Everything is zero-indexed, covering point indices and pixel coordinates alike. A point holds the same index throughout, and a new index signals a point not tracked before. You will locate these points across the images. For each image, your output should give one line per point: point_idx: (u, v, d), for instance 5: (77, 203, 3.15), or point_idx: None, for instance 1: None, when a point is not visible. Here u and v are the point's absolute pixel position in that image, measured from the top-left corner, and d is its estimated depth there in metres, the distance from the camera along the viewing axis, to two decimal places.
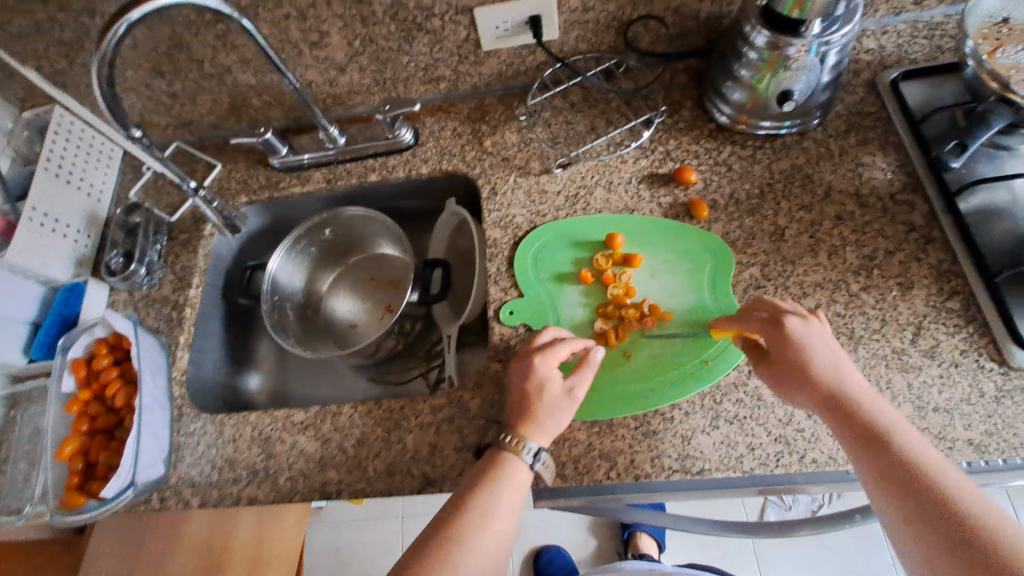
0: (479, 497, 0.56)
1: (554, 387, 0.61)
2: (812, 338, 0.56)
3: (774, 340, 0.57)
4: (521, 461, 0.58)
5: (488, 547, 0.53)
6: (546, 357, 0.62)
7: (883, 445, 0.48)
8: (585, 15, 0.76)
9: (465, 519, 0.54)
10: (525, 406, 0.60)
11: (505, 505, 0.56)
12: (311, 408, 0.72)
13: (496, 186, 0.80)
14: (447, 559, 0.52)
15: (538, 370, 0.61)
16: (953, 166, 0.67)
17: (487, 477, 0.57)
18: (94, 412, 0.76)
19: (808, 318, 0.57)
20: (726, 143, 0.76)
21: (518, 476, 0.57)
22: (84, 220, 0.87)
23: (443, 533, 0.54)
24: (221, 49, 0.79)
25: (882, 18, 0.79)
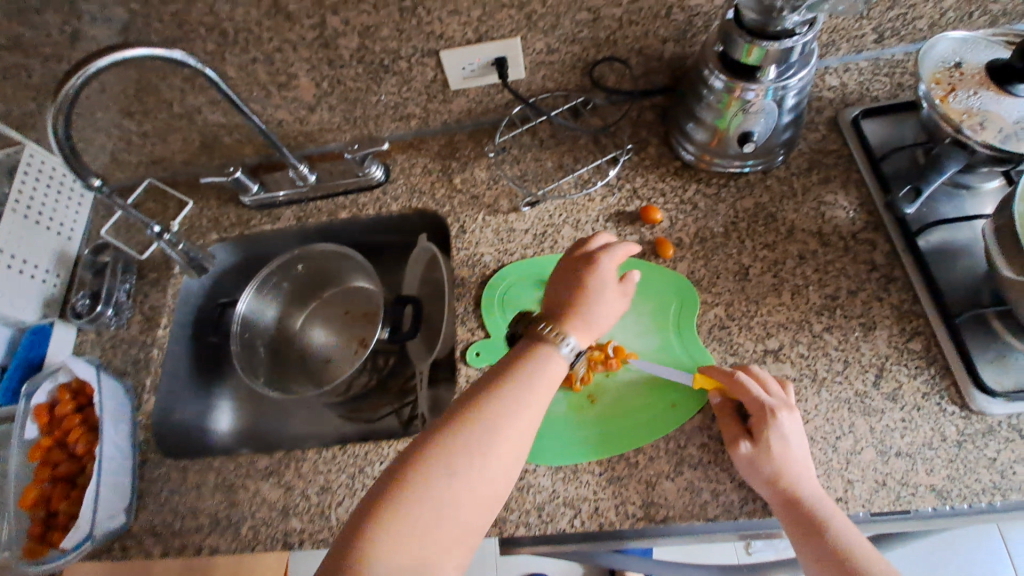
0: (511, 382, 0.53)
1: (608, 289, 0.61)
2: (793, 435, 0.57)
3: (758, 426, 0.58)
4: (558, 352, 0.56)
5: (517, 435, 0.50)
6: (608, 257, 0.62)
7: (825, 535, 0.52)
8: (550, 56, 0.77)
9: (497, 400, 0.51)
10: (573, 299, 0.60)
11: (538, 395, 0.53)
12: (275, 454, 0.71)
13: (465, 224, 0.81)
14: (475, 437, 0.49)
15: (600, 267, 0.62)
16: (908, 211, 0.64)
17: (520, 365, 0.55)
18: (55, 459, 0.75)
19: (793, 413, 0.58)
20: (691, 181, 0.77)
21: (552, 365, 0.55)
22: (53, 260, 0.87)
23: (471, 409, 0.51)
24: (190, 91, 0.79)
25: (845, 56, 0.80)
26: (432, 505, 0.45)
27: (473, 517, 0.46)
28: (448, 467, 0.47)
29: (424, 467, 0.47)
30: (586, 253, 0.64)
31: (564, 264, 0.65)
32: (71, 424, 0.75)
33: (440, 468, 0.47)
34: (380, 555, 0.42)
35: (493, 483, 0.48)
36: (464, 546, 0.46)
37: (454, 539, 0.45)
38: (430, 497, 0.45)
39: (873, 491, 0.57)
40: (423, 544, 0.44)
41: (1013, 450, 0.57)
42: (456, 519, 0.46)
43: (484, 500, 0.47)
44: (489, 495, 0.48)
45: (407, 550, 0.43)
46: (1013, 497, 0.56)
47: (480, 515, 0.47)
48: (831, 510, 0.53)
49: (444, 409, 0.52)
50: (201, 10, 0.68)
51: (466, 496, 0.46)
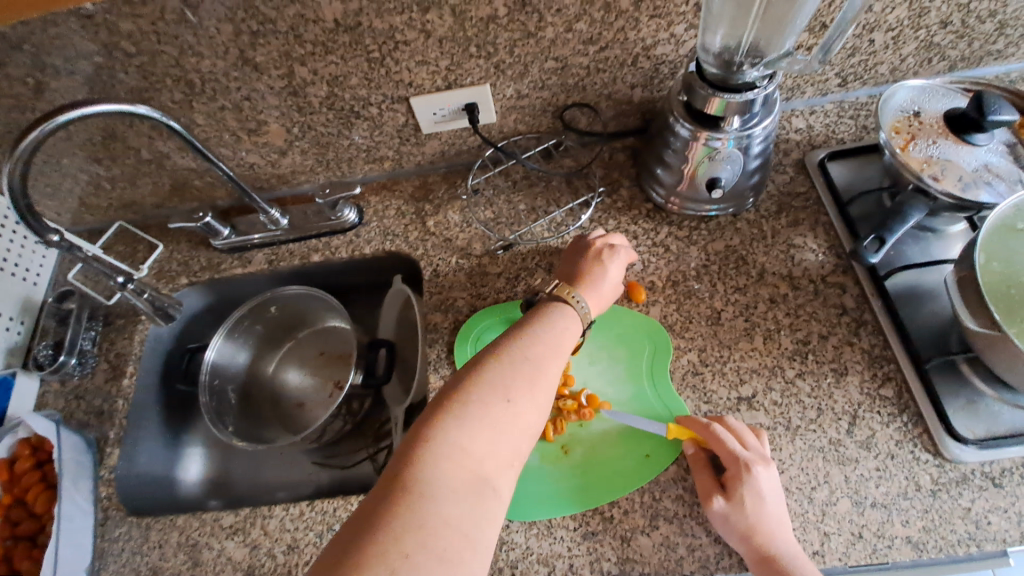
0: (543, 329, 0.57)
1: (616, 271, 0.67)
2: (769, 490, 0.56)
3: (733, 480, 0.56)
4: (574, 310, 0.61)
5: (552, 375, 0.54)
6: (619, 249, 0.69)
7: None
8: (520, 101, 0.78)
9: (534, 343, 0.55)
10: (585, 275, 0.66)
11: (568, 340, 0.58)
12: (241, 511, 0.68)
13: (437, 268, 0.80)
14: (519, 369, 0.52)
15: (610, 252, 0.68)
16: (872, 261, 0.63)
17: (550, 315, 0.59)
18: (16, 517, 0.73)
19: (769, 468, 0.57)
20: (663, 224, 0.77)
21: (570, 321, 0.60)
22: (17, 308, 0.84)
23: (511, 348, 0.54)
24: (158, 137, 0.79)
25: (810, 99, 0.81)
26: (486, 425, 0.47)
27: (518, 444, 0.49)
28: (499, 390, 0.50)
29: (476, 392, 0.49)
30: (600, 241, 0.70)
31: (572, 249, 0.71)
32: (30, 481, 0.73)
33: (491, 395, 0.49)
34: (442, 468, 0.44)
35: (536, 414, 0.51)
36: (511, 468, 0.48)
37: (504, 460, 0.48)
38: (483, 419, 0.48)
39: (850, 544, 0.56)
40: (478, 461, 0.46)
41: (987, 499, 0.57)
42: (505, 441, 0.48)
43: (527, 429, 0.50)
44: (531, 426, 0.51)
45: (465, 464, 0.45)
46: (988, 549, 0.55)
47: (523, 442, 0.50)
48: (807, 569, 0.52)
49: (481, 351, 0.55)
50: (167, 61, 0.68)
51: (514, 422, 0.49)
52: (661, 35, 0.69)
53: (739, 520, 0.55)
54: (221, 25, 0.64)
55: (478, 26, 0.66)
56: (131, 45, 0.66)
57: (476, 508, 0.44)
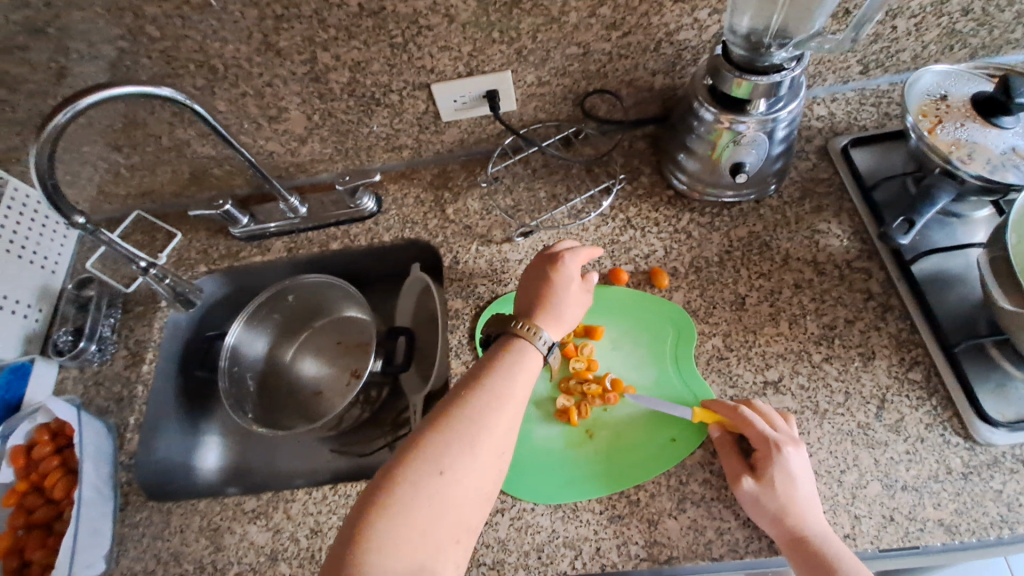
0: (490, 380, 0.54)
1: (573, 285, 0.64)
2: (800, 471, 0.55)
3: (763, 460, 0.56)
4: (533, 346, 0.58)
5: (500, 428, 0.52)
6: (571, 257, 0.66)
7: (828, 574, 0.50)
8: (541, 88, 0.78)
9: (477, 396, 0.53)
10: (542, 299, 0.63)
11: (520, 387, 0.55)
12: (263, 494, 0.68)
13: (458, 256, 0.80)
14: (462, 432, 0.50)
15: (562, 265, 0.65)
16: (902, 242, 0.65)
17: (499, 361, 0.57)
18: (31, 505, 0.69)
19: (799, 448, 0.57)
20: (685, 210, 0.77)
21: (528, 360, 0.57)
22: (36, 294, 0.84)
23: (453, 409, 0.52)
24: (179, 124, 0.79)
25: (831, 87, 0.81)
26: (422, 501, 0.46)
27: (462, 515, 0.48)
28: (438, 461, 0.48)
29: (414, 466, 0.48)
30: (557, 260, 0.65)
31: (529, 268, 0.68)
32: (50, 467, 0.70)
33: (427, 466, 0.48)
34: (378, 556, 0.43)
35: (481, 478, 0.49)
36: (458, 542, 0.47)
37: (447, 536, 0.46)
38: (417, 494, 0.46)
39: (881, 526, 0.56)
40: (417, 543, 0.45)
41: (1019, 482, 0.56)
42: (447, 514, 0.47)
43: (472, 496, 0.49)
44: (477, 491, 0.49)
45: (402, 550, 0.44)
46: (1021, 531, 0.54)
47: (470, 511, 0.48)
48: (840, 549, 0.52)
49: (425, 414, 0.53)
50: (191, 45, 0.68)
51: (455, 493, 0.48)
52: (684, 20, 0.69)
53: (769, 503, 0.54)
54: (245, 9, 0.65)
55: (502, 11, 0.66)
56: (155, 30, 0.66)
57: None
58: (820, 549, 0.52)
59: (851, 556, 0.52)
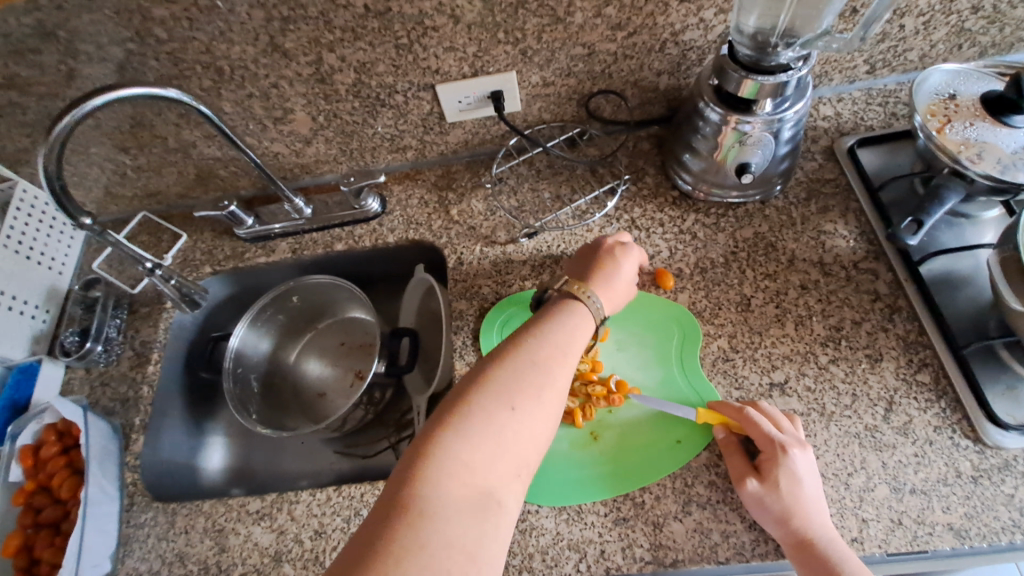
0: (545, 331, 0.55)
1: (631, 268, 0.65)
2: (805, 473, 0.55)
3: (768, 462, 0.56)
4: (586, 310, 0.58)
5: (562, 377, 0.53)
6: (635, 243, 0.67)
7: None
8: (546, 89, 0.78)
9: (541, 343, 0.53)
10: (602, 272, 0.64)
11: (575, 345, 0.55)
12: (268, 495, 0.68)
13: (462, 257, 0.80)
14: (528, 373, 0.50)
15: (626, 248, 0.66)
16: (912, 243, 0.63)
17: (560, 313, 0.57)
18: (40, 505, 0.70)
19: (805, 450, 0.56)
20: (689, 211, 0.77)
21: (582, 321, 0.57)
22: (43, 296, 0.84)
23: (511, 353, 0.52)
24: (185, 125, 0.79)
25: (837, 87, 0.81)
26: (490, 432, 0.46)
27: (525, 452, 0.47)
28: (505, 397, 0.48)
29: (482, 397, 0.48)
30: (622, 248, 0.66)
31: (588, 246, 0.69)
32: (56, 466, 0.70)
33: (495, 400, 0.48)
34: (446, 479, 0.43)
35: (543, 421, 0.49)
36: (517, 479, 0.46)
37: (510, 471, 0.46)
38: (486, 424, 0.46)
39: (889, 530, 0.55)
40: (483, 471, 0.44)
41: None
42: (511, 449, 0.46)
43: (534, 437, 0.48)
44: (538, 434, 0.49)
45: (469, 475, 0.43)
46: None
47: (531, 451, 0.48)
48: (846, 552, 0.51)
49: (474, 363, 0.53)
50: (198, 47, 0.69)
51: (519, 430, 0.47)
52: (690, 20, 0.69)
53: (773, 503, 0.54)
54: (252, 11, 0.65)
55: (508, 11, 0.66)
56: (163, 32, 0.67)
57: (479, 522, 0.42)
58: (827, 551, 0.51)
59: (857, 560, 0.51)
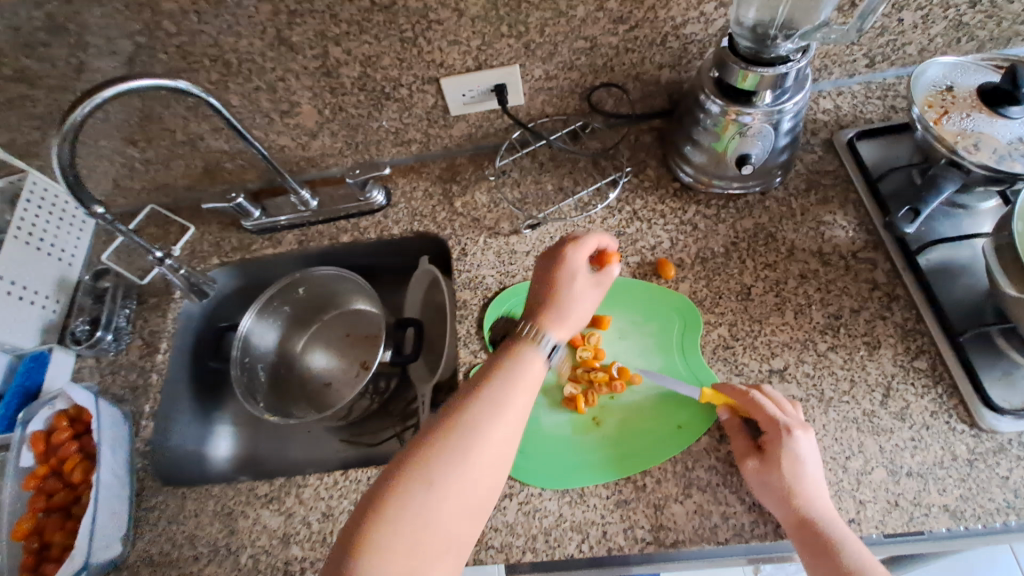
0: (493, 385, 0.54)
1: (579, 280, 0.62)
2: (808, 455, 0.56)
3: (772, 442, 0.57)
4: (538, 351, 0.58)
5: (501, 437, 0.51)
6: (577, 248, 0.63)
7: (829, 554, 0.50)
8: (548, 83, 0.79)
9: (477, 405, 0.52)
10: (550, 296, 0.61)
11: (514, 402, 0.53)
12: (276, 479, 0.69)
13: (466, 248, 0.81)
14: (460, 442, 0.50)
15: (568, 257, 0.63)
16: (908, 231, 0.66)
17: (501, 368, 0.56)
18: (51, 488, 0.71)
19: (808, 432, 0.57)
20: (690, 203, 0.78)
21: (534, 366, 0.57)
22: (54, 286, 0.86)
23: (445, 420, 0.52)
24: (194, 119, 0.80)
25: (837, 80, 0.82)
26: (416, 512, 0.46)
27: (457, 526, 0.47)
28: (434, 471, 0.48)
29: (410, 475, 0.48)
30: (569, 254, 0.63)
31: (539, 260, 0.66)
32: (68, 451, 0.71)
33: (424, 476, 0.48)
34: (372, 566, 0.44)
35: (475, 491, 0.49)
36: (450, 556, 0.47)
37: (441, 548, 0.46)
38: (413, 504, 0.46)
39: (886, 511, 0.57)
40: (410, 553, 0.45)
41: None
42: (440, 527, 0.47)
43: (466, 510, 0.48)
44: (471, 504, 0.49)
45: (395, 558, 0.44)
46: None
47: (465, 524, 0.48)
48: (845, 532, 0.52)
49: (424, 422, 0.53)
50: (207, 41, 0.70)
51: (449, 504, 0.47)
52: (690, 14, 0.70)
53: (775, 483, 0.55)
54: (259, 4, 0.66)
55: (511, 5, 0.68)
56: (172, 25, 0.68)
57: None
58: (825, 529, 0.52)
59: (857, 540, 0.52)
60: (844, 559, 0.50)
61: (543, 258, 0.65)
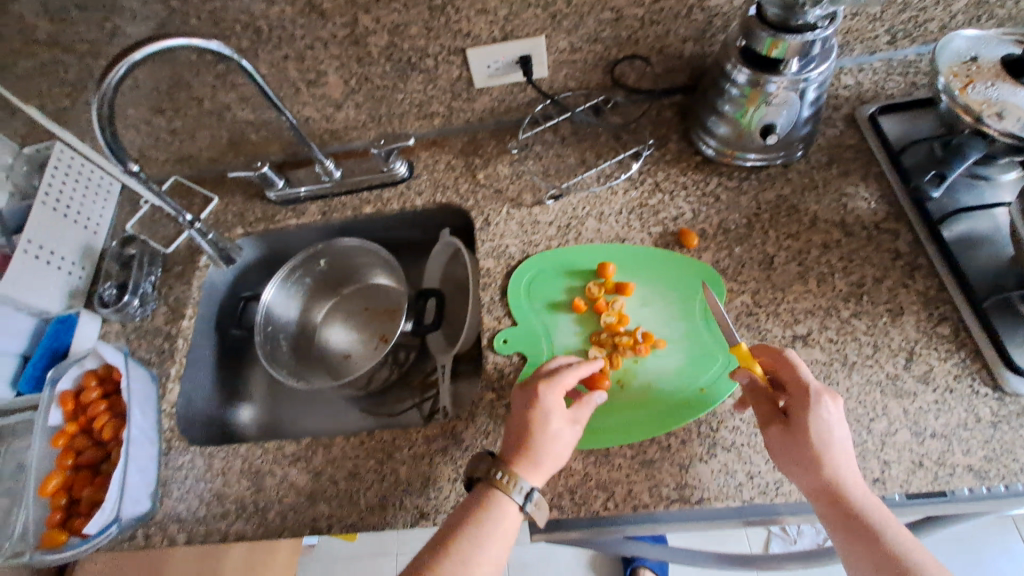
0: (473, 529, 0.56)
1: (555, 421, 0.60)
2: (835, 423, 0.55)
3: (801, 414, 0.56)
4: (511, 501, 0.57)
5: None
6: (552, 387, 0.61)
7: (868, 530, 0.51)
8: (573, 55, 0.79)
9: (456, 557, 0.54)
10: (524, 436, 0.59)
11: (490, 552, 0.55)
12: (303, 440, 0.71)
13: (489, 218, 0.81)
14: None
15: (541, 397, 0.60)
16: (936, 196, 0.69)
17: (477, 516, 0.56)
18: (80, 446, 0.72)
19: (836, 400, 0.56)
20: (713, 175, 0.78)
21: (506, 517, 0.56)
22: (79, 253, 0.87)
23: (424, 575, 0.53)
24: (221, 87, 0.81)
25: (859, 57, 0.82)
26: None
27: None
28: None
29: None
30: (545, 393, 0.60)
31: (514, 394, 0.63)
32: (97, 410, 0.72)
33: None
34: None
35: None
36: None
37: None
38: None
39: (910, 471, 0.57)
40: None
41: None
42: None
43: None
44: None
45: None
46: None
47: None
48: (874, 506, 0.53)
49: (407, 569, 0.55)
50: (239, 7, 0.71)
51: None
52: None
53: (803, 457, 0.55)
54: None
55: None
56: None
57: None
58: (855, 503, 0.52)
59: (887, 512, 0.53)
60: (884, 540, 0.51)
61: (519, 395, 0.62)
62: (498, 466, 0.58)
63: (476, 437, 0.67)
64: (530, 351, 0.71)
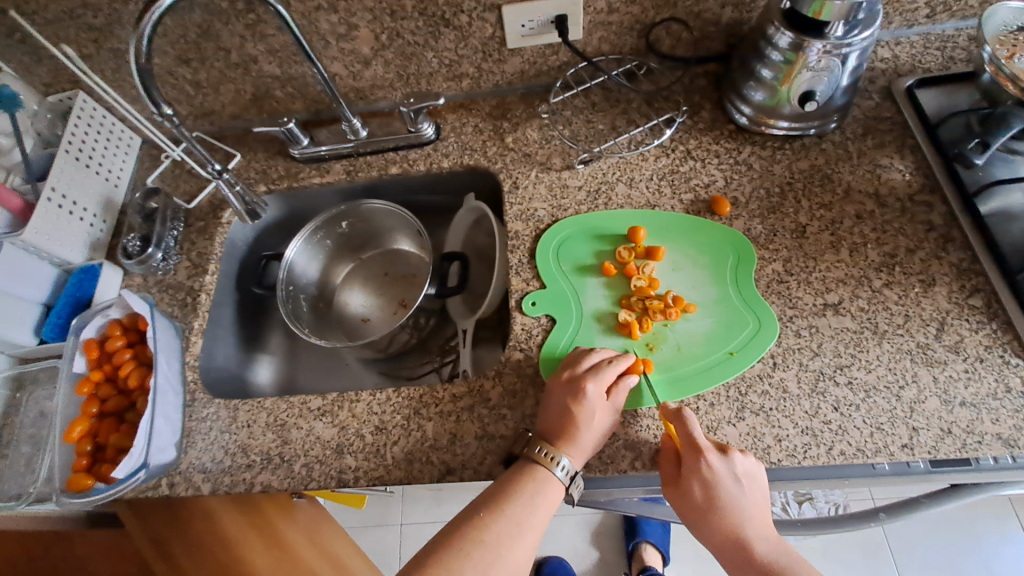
0: (527, 487, 0.58)
1: (598, 416, 0.60)
2: (726, 481, 0.55)
3: (690, 477, 0.56)
4: (552, 475, 0.58)
5: (526, 538, 0.56)
6: (597, 381, 0.61)
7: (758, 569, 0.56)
8: (608, 17, 0.78)
9: (509, 506, 0.56)
10: (568, 422, 0.59)
11: (538, 509, 0.57)
12: (329, 394, 0.71)
13: (518, 181, 0.81)
14: (498, 536, 0.55)
15: (587, 391, 0.60)
16: (977, 163, 0.70)
17: (529, 476, 0.58)
18: (104, 395, 0.71)
19: (732, 457, 0.56)
20: (746, 143, 0.78)
21: (551, 492, 0.58)
22: (100, 205, 0.86)
23: (483, 517, 0.56)
24: (250, 39, 0.80)
25: (896, 30, 0.81)
26: None
27: None
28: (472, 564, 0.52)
29: (451, 558, 0.53)
30: (590, 384, 0.60)
31: (555, 382, 0.63)
32: (122, 358, 0.72)
33: (463, 563, 0.52)
34: None
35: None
36: None
37: None
38: None
39: (939, 438, 0.58)
40: None
41: None
42: None
43: None
44: None
45: None
46: None
47: None
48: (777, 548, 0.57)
49: (464, 510, 0.58)
50: None
51: None
52: None
53: (698, 516, 0.57)
54: None
55: None
56: None
57: None
58: (756, 555, 0.56)
59: (794, 556, 0.56)
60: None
61: (560, 384, 0.62)
62: (541, 441, 0.60)
63: (503, 395, 0.67)
64: (558, 314, 0.70)
